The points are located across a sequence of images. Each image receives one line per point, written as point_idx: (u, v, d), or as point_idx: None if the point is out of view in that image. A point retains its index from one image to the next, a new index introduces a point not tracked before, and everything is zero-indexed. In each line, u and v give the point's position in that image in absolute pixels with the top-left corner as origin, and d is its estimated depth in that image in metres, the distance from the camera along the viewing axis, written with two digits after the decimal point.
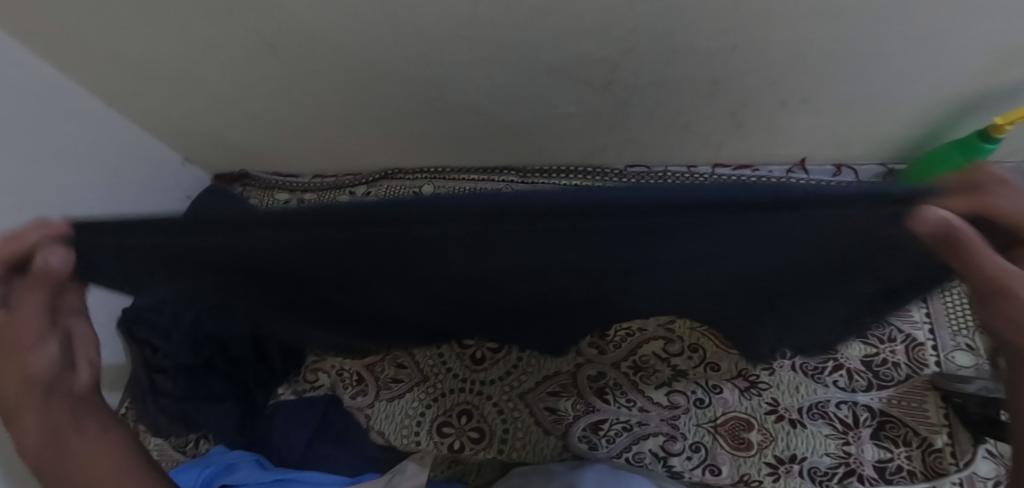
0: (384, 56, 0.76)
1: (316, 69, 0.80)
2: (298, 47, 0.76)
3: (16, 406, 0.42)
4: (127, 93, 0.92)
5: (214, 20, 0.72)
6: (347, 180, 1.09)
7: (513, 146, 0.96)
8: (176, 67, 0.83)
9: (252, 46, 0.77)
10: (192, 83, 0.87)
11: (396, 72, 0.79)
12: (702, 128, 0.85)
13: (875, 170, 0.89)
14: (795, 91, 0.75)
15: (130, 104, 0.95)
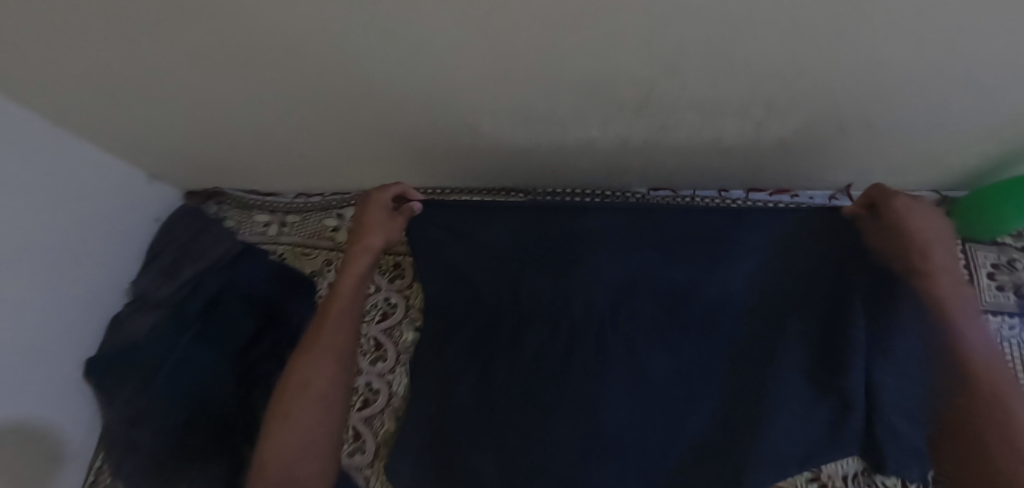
0: (377, 73, 0.64)
1: (295, 86, 0.68)
2: (272, 64, 0.63)
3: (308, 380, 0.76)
4: (73, 113, 0.79)
5: (163, 37, 0.59)
6: (334, 199, 0.97)
7: (526, 167, 0.85)
8: (128, 85, 0.70)
9: (214, 64, 0.64)
10: (149, 101, 0.74)
11: (391, 91, 0.67)
12: (743, 153, 0.75)
13: (927, 196, 0.80)
14: (857, 117, 0.65)
15: (78, 123, 0.81)
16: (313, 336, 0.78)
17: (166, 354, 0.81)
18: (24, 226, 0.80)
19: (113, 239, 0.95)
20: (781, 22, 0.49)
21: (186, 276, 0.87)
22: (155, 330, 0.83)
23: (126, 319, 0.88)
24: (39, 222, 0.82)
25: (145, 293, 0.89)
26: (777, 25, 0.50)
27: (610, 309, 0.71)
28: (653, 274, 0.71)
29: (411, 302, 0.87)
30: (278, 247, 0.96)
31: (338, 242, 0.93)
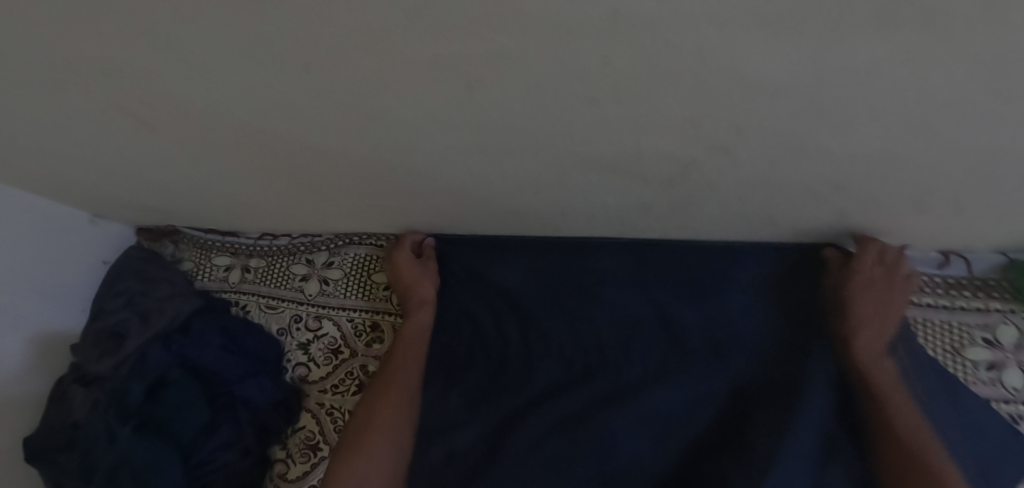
0: (346, 128, 0.51)
1: (248, 135, 0.55)
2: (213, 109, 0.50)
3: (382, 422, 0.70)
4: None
5: (70, 75, 0.46)
6: (303, 243, 0.84)
7: (527, 225, 0.72)
8: (41, 124, 0.57)
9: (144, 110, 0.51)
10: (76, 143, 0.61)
11: (366, 147, 0.55)
12: (788, 221, 0.63)
13: (992, 260, 0.67)
14: (937, 193, 0.53)
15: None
16: (393, 378, 0.73)
17: (102, 450, 0.68)
18: None
19: (52, 292, 0.83)
20: (880, 96, 0.37)
21: (131, 346, 0.76)
22: (93, 419, 0.71)
23: (67, 391, 0.78)
24: None
25: (86, 364, 0.78)
26: (872, 98, 0.37)
27: (615, 344, 0.71)
28: (667, 307, 0.71)
29: None
30: (241, 298, 0.84)
31: (307, 294, 0.81)
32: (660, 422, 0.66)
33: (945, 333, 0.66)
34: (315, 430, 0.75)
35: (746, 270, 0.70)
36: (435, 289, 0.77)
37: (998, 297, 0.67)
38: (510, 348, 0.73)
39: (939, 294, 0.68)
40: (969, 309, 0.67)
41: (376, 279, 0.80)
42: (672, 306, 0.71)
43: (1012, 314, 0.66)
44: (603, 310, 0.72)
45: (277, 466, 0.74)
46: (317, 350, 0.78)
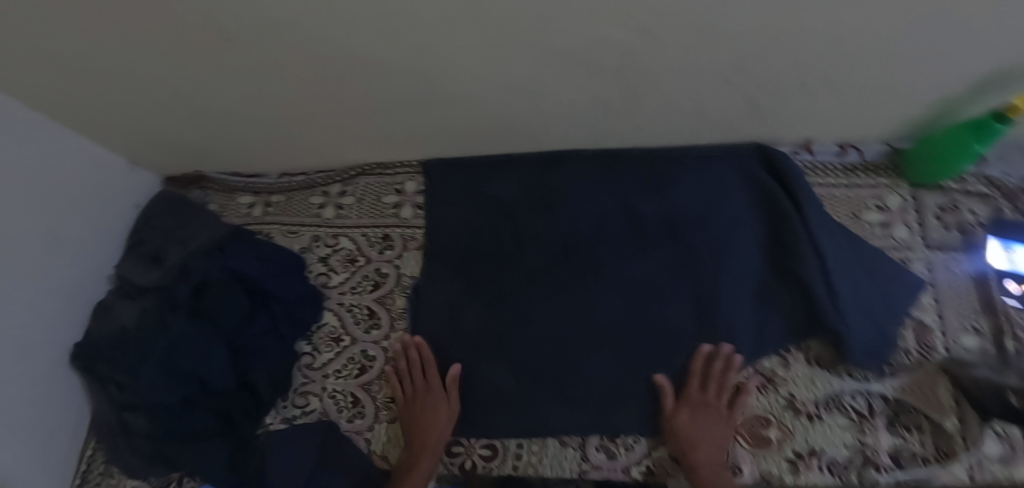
0: (362, 40, 0.65)
1: (281, 55, 0.69)
2: (252, 29, 0.64)
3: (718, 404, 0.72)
4: (48, 92, 0.78)
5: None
6: (318, 178, 0.97)
7: (507, 138, 0.86)
8: (107, 57, 0.70)
9: (201, 31, 0.65)
10: (132, 74, 0.74)
11: (376, 60, 0.69)
12: (714, 114, 0.78)
13: (879, 149, 0.85)
14: (817, 74, 0.69)
15: (51, 100, 0.80)
16: (423, 424, 0.76)
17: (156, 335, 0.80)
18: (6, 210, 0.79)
19: (95, 229, 0.94)
20: None
21: (173, 260, 0.89)
22: (145, 315, 0.83)
23: (113, 306, 0.89)
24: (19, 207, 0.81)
25: (132, 278, 0.90)
26: None
27: (589, 234, 0.85)
28: (632, 201, 0.86)
29: (401, 270, 0.88)
30: (265, 227, 0.97)
31: (325, 218, 0.95)
32: (628, 287, 0.81)
33: (846, 203, 0.84)
34: (337, 325, 0.87)
35: (694, 169, 0.86)
36: (435, 203, 0.91)
37: (885, 175, 0.85)
38: (503, 246, 0.87)
39: (841, 175, 0.86)
40: (863, 185, 0.85)
41: (385, 201, 0.94)
42: (640, 201, 0.86)
43: (896, 187, 0.84)
44: (579, 207, 0.87)
45: (303, 357, 0.86)
46: (335, 261, 0.91)
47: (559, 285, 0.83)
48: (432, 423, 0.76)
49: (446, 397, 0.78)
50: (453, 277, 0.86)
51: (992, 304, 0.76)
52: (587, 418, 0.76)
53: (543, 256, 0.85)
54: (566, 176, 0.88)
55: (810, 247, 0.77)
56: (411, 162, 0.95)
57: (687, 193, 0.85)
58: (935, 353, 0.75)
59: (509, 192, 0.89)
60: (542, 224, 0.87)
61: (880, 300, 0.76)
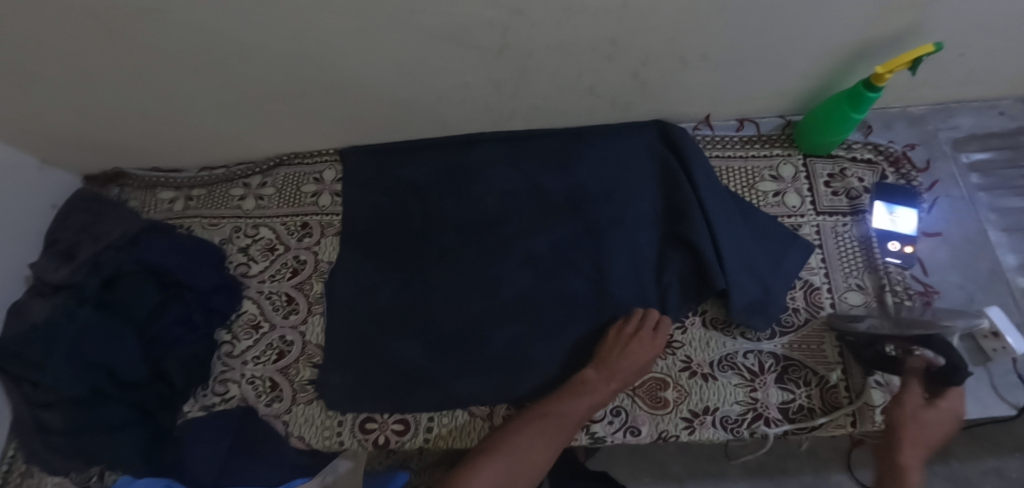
0: (246, 29, 0.66)
1: (170, 46, 0.70)
2: (138, 21, 0.64)
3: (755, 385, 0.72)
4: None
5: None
6: (239, 170, 0.99)
7: (415, 122, 0.88)
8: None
9: (83, 25, 0.65)
10: (23, 71, 0.74)
11: (264, 48, 0.70)
12: (608, 90, 0.82)
13: (775, 122, 0.90)
14: (692, 48, 0.73)
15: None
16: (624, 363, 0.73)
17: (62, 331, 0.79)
18: None
19: (7, 230, 0.92)
20: None
21: (84, 256, 0.87)
22: (52, 313, 0.82)
23: (26, 305, 0.87)
24: None
25: (43, 277, 0.88)
26: None
27: (497, 211, 0.88)
28: (541, 180, 0.89)
29: (319, 256, 0.90)
30: (185, 221, 0.97)
31: (246, 209, 0.96)
32: (535, 261, 0.85)
33: (742, 175, 0.87)
34: (257, 312, 0.88)
35: (599, 147, 0.89)
36: (354, 188, 0.93)
37: (780, 146, 0.89)
38: (418, 228, 0.89)
39: (738, 148, 0.89)
40: (759, 156, 0.88)
41: (304, 190, 0.95)
42: (551, 179, 0.89)
43: (790, 157, 0.88)
44: (490, 188, 0.90)
45: (223, 347, 0.87)
46: (255, 250, 0.92)
47: (469, 264, 0.85)
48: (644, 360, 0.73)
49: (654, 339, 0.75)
50: (367, 260, 0.88)
51: (874, 263, 0.80)
52: (493, 389, 0.78)
53: (455, 235, 0.88)
54: (480, 158, 0.91)
55: (703, 213, 0.80)
56: (329, 150, 0.96)
57: (593, 171, 0.88)
58: (823, 310, 0.78)
59: (424, 176, 0.91)
60: (455, 205, 0.89)
61: (769, 262, 0.79)
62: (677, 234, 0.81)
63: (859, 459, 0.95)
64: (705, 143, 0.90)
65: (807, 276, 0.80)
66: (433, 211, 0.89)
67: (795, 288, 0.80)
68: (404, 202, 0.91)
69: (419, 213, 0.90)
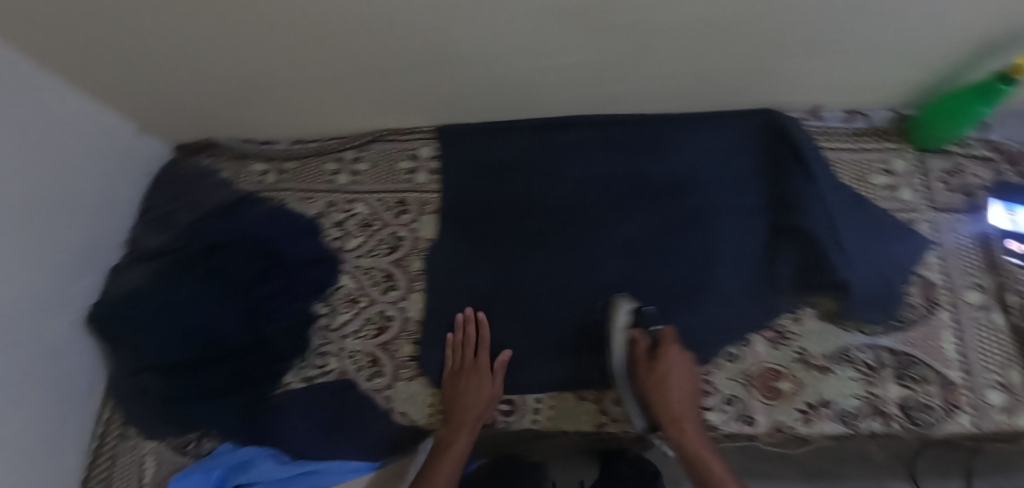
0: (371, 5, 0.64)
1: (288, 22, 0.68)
2: None
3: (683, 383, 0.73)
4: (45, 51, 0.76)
5: None
6: (332, 144, 0.98)
7: (510, 100, 0.85)
8: (118, 16, 0.67)
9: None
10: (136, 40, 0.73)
11: (384, 24, 0.68)
12: (721, 76, 0.79)
13: (886, 115, 0.88)
14: (821, 34, 0.70)
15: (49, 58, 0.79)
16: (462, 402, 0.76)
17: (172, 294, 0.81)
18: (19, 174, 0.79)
19: (105, 193, 0.95)
20: None
21: (185, 223, 0.88)
22: (155, 277, 0.83)
23: (124, 270, 0.87)
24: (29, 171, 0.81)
25: (143, 242, 0.89)
26: None
27: (594, 196, 0.86)
28: (645, 166, 0.87)
29: (418, 233, 0.89)
30: (279, 194, 0.96)
31: (338, 184, 0.95)
32: (634, 246, 0.83)
33: (854, 167, 0.85)
34: (355, 286, 0.88)
35: (712, 132, 0.86)
36: (449, 165, 0.91)
37: (892, 139, 0.87)
38: (519, 209, 0.87)
39: (850, 140, 0.87)
40: (872, 148, 0.86)
41: (399, 166, 0.94)
42: (660, 164, 0.86)
43: (902, 151, 0.86)
44: (596, 170, 0.88)
45: (321, 319, 0.86)
46: (352, 224, 0.92)
47: (575, 248, 0.84)
48: (475, 399, 0.75)
49: (495, 378, 0.78)
50: (468, 237, 0.87)
51: (994, 261, 0.78)
52: (599, 373, 0.77)
53: (558, 218, 0.86)
54: (581, 140, 0.88)
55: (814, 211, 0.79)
56: (425, 128, 0.95)
57: (704, 155, 0.86)
58: (942, 307, 0.77)
59: (525, 155, 0.89)
60: (558, 187, 0.87)
61: (889, 255, 0.77)
62: (788, 224, 0.80)
63: (925, 468, 0.93)
64: (818, 134, 0.87)
65: (927, 272, 0.78)
66: (534, 193, 0.87)
67: (914, 283, 0.78)
68: (502, 182, 0.89)
69: (521, 194, 0.88)
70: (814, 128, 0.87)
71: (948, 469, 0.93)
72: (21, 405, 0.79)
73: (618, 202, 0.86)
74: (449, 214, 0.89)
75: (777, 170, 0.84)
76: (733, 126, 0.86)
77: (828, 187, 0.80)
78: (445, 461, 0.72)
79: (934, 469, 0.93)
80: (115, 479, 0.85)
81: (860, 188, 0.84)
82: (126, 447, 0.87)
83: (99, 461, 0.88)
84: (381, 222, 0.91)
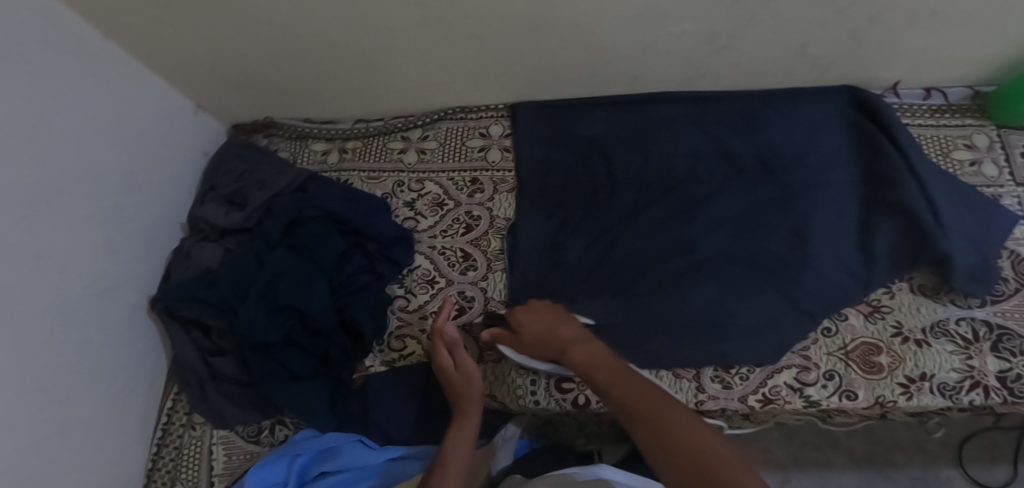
0: None
1: None
2: None
3: (580, 348, 0.62)
4: (119, 11, 0.74)
5: None
6: (398, 123, 0.96)
7: (602, 73, 0.86)
8: None
9: None
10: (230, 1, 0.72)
11: None
12: (815, 49, 0.79)
13: (964, 92, 0.88)
14: (928, 4, 0.70)
15: (117, 22, 0.76)
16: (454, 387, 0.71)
17: (256, 271, 0.79)
18: (91, 144, 0.77)
19: (168, 172, 0.92)
20: None
21: (255, 203, 0.87)
22: (234, 256, 0.81)
23: (194, 250, 0.87)
24: (100, 141, 0.79)
25: (213, 221, 0.88)
26: None
27: (681, 171, 0.86)
28: (726, 140, 0.87)
29: (495, 212, 0.87)
30: (342, 174, 0.95)
31: (408, 163, 0.93)
32: (728, 221, 0.82)
33: (937, 142, 0.86)
34: (431, 267, 0.85)
35: (787, 108, 0.87)
36: (525, 142, 0.91)
37: (971, 116, 0.87)
38: (599, 188, 0.87)
39: (928, 117, 0.88)
40: (952, 125, 0.87)
41: (471, 144, 0.93)
42: (737, 137, 0.87)
43: (982, 127, 0.86)
44: (675, 146, 0.88)
45: (398, 300, 0.84)
46: (423, 204, 0.90)
47: (661, 225, 0.83)
48: (463, 385, 0.71)
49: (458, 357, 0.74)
50: (549, 216, 0.86)
51: None
52: (697, 352, 0.75)
53: (640, 196, 0.86)
54: (656, 117, 0.89)
55: (904, 178, 0.78)
56: (497, 106, 0.95)
57: (782, 130, 0.86)
58: None
59: (604, 134, 0.89)
60: (640, 164, 0.87)
61: (977, 229, 0.77)
62: (885, 198, 0.79)
63: (971, 454, 0.92)
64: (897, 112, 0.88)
65: (1015, 246, 0.78)
66: (615, 170, 0.87)
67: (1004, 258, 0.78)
68: (580, 159, 0.89)
69: (600, 173, 0.88)
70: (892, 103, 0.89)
71: (994, 456, 0.92)
72: (90, 386, 0.76)
73: (699, 177, 0.86)
74: (528, 193, 0.88)
75: (858, 144, 0.84)
76: (811, 102, 0.87)
77: (918, 158, 0.80)
78: (445, 467, 0.62)
79: (979, 455, 0.92)
80: (181, 469, 0.82)
81: (943, 164, 0.84)
82: (189, 438, 0.83)
83: (164, 452, 0.84)
84: (455, 200, 0.89)
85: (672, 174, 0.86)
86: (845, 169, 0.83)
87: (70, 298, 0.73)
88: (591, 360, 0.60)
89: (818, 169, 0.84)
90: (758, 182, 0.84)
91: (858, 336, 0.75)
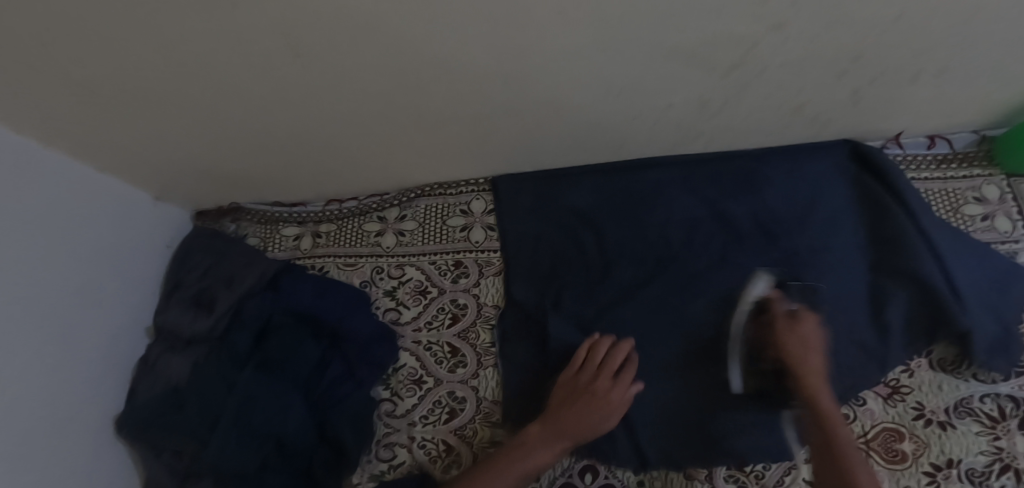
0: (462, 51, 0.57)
1: (351, 74, 0.61)
2: (333, 44, 0.55)
3: (817, 385, 0.64)
4: (56, 121, 0.67)
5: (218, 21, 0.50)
6: (372, 203, 0.91)
7: (587, 142, 0.80)
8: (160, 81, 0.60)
9: (282, 48, 0.55)
10: (176, 103, 0.65)
11: (460, 71, 0.61)
12: (813, 108, 0.74)
13: (969, 138, 0.83)
14: (934, 63, 0.65)
15: (52, 130, 0.69)
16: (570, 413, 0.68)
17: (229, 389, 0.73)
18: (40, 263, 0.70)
19: (128, 274, 0.86)
20: None
21: (225, 306, 0.80)
22: (203, 371, 0.76)
23: (162, 362, 0.80)
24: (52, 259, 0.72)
25: (180, 329, 0.82)
26: None
27: (678, 242, 0.81)
28: (722, 208, 0.82)
29: (481, 299, 0.82)
30: (317, 261, 0.89)
31: (386, 247, 0.88)
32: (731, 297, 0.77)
33: (944, 198, 0.81)
34: (417, 364, 0.79)
35: (781, 169, 0.82)
36: (509, 218, 0.85)
37: (978, 165, 0.82)
38: (592, 264, 0.81)
39: (932, 170, 0.83)
40: (958, 177, 0.82)
41: (451, 223, 0.87)
42: (734, 204, 0.82)
43: (991, 177, 0.81)
44: (669, 215, 0.82)
45: (383, 404, 0.78)
46: (405, 293, 0.84)
47: (660, 306, 0.77)
48: (577, 419, 0.67)
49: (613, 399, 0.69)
50: (540, 297, 0.80)
51: None
52: (704, 453, 0.70)
53: (636, 272, 0.80)
54: (646, 185, 0.84)
55: (913, 245, 0.73)
56: (477, 180, 0.89)
57: (780, 193, 0.81)
58: None
59: (593, 205, 0.84)
60: (633, 238, 0.82)
61: (1000, 294, 0.72)
62: (892, 265, 0.74)
63: None
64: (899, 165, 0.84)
65: None
66: (606, 243, 0.82)
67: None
68: (569, 233, 0.84)
69: (592, 247, 0.82)
70: (893, 156, 0.84)
71: None
72: None
73: (697, 249, 0.80)
74: (517, 272, 0.82)
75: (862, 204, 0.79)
76: (808, 161, 0.82)
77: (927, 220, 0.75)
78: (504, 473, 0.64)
79: None
80: None
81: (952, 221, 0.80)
82: None
83: None
84: (439, 287, 0.83)
85: (667, 247, 0.81)
86: (850, 234, 0.78)
87: (22, 439, 0.66)
88: (828, 409, 0.62)
89: (823, 234, 0.78)
90: (760, 250, 0.79)
91: (877, 421, 0.71)
